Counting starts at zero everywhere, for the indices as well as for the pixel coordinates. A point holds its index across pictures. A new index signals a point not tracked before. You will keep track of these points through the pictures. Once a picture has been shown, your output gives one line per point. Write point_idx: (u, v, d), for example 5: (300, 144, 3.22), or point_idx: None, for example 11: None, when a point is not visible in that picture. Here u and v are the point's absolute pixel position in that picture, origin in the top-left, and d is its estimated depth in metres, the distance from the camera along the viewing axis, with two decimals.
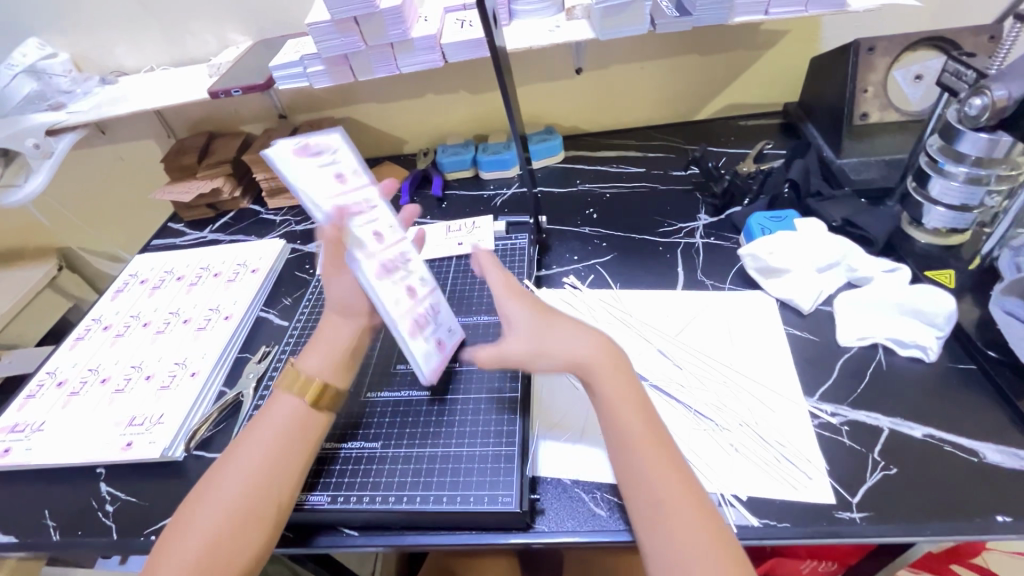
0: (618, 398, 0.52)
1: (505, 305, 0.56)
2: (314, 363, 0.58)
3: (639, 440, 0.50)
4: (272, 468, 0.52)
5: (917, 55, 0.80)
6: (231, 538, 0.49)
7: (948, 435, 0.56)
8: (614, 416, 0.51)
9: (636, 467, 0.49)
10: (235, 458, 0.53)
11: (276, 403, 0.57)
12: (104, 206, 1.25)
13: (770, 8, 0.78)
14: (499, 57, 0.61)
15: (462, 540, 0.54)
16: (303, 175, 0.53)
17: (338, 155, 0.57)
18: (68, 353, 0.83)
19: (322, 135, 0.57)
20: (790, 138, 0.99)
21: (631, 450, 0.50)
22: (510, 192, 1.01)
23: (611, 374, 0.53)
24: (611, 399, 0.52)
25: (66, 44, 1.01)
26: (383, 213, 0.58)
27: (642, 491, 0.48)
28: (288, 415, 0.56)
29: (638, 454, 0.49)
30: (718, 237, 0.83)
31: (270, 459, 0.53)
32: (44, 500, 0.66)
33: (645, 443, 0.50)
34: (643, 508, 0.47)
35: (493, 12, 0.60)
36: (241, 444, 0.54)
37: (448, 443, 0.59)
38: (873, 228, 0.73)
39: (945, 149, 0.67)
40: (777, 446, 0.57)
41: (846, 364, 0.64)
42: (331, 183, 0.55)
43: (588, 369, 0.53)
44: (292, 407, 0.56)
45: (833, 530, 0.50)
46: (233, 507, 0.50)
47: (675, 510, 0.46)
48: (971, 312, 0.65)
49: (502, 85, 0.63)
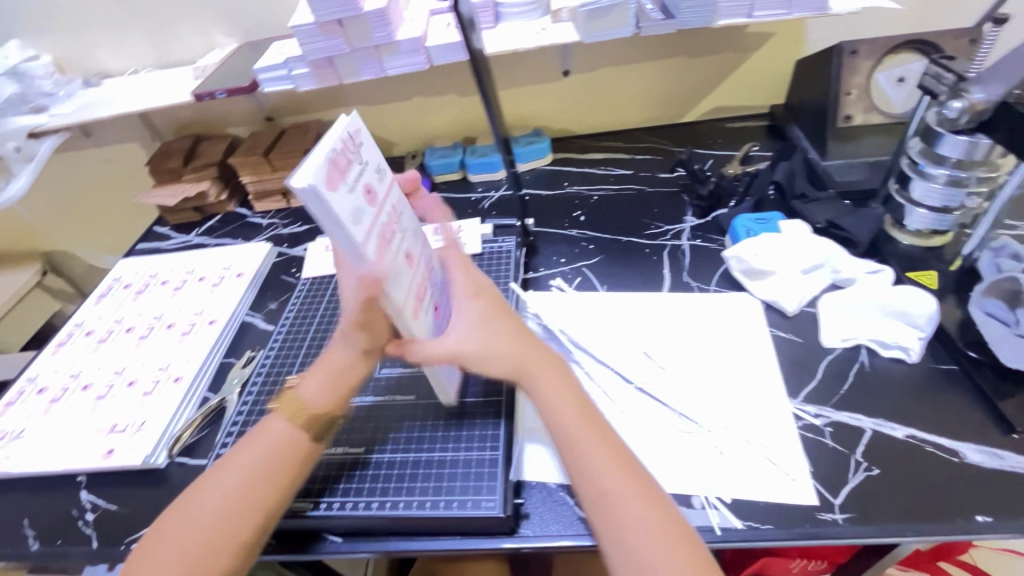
0: (557, 394, 0.53)
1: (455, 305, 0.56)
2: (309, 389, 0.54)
3: (580, 433, 0.51)
4: (250, 494, 0.51)
5: (900, 58, 0.81)
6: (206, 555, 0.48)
7: (929, 436, 0.56)
8: (551, 412, 0.53)
9: (581, 460, 0.50)
10: (213, 480, 0.52)
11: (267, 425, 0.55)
12: (89, 210, 1.24)
13: (753, 11, 0.79)
14: (478, 60, 0.61)
15: (447, 545, 0.54)
16: (349, 212, 0.42)
17: (357, 158, 0.46)
18: (49, 359, 0.82)
19: (339, 129, 0.45)
20: (777, 139, 1.00)
21: (574, 444, 0.51)
22: (498, 194, 1.01)
23: (546, 378, 0.54)
24: (551, 400, 0.53)
25: (48, 46, 1.00)
26: (407, 227, 0.53)
27: (585, 483, 0.49)
28: (276, 440, 0.53)
29: (582, 447, 0.51)
30: (705, 239, 0.83)
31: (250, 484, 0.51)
32: (22, 509, 0.65)
33: (588, 438, 0.51)
34: (591, 500, 0.48)
35: (469, 15, 0.60)
36: (221, 467, 0.53)
37: (432, 448, 0.59)
38: (857, 230, 0.74)
39: (926, 152, 0.68)
40: (760, 448, 0.57)
41: (830, 366, 0.64)
42: (364, 208, 0.45)
43: (527, 374, 0.54)
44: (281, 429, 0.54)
45: (815, 532, 0.51)
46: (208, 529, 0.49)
47: (620, 497, 0.48)
48: (952, 312, 0.65)
49: (482, 87, 0.63)
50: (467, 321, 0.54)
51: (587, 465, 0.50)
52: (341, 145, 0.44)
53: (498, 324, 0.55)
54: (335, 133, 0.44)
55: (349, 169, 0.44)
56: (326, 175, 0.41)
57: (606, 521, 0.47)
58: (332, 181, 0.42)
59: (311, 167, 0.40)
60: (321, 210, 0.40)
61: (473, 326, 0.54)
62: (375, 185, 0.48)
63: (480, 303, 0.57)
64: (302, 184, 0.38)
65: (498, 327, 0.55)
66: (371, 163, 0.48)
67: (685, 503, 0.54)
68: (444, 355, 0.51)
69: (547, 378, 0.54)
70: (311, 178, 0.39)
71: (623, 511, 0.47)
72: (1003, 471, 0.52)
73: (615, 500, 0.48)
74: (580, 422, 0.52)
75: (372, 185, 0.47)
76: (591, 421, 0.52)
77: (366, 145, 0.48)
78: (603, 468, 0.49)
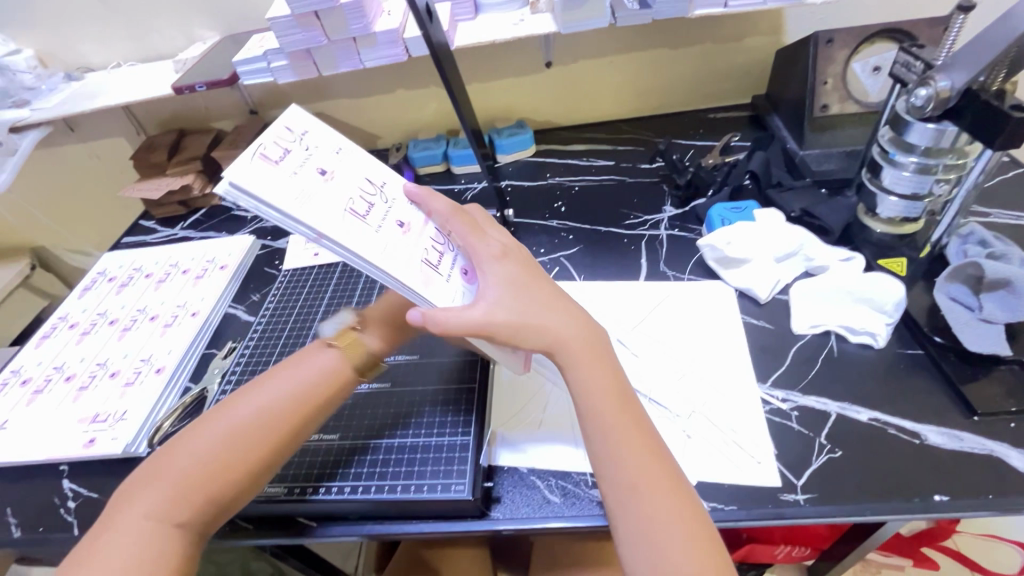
0: (595, 378, 0.52)
1: (489, 272, 0.54)
2: (371, 332, 0.57)
3: (609, 420, 0.50)
4: (278, 413, 0.51)
5: (875, 48, 0.82)
6: (222, 466, 0.48)
7: (892, 419, 0.57)
8: (586, 394, 0.51)
9: (608, 445, 0.49)
10: (253, 394, 0.52)
11: (314, 354, 0.55)
12: (73, 205, 1.24)
13: (729, 2, 0.79)
14: (439, 53, 0.62)
15: (419, 528, 0.55)
16: (289, 197, 0.45)
17: (301, 148, 0.49)
18: (33, 351, 0.83)
19: (276, 125, 0.49)
20: (757, 129, 1.00)
21: (604, 430, 0.50)
22: (480, 186, 1.02)
23: (585, 360, 0.52)
24: (590, 383, 0.52)
25: (29, 40, 1.00)
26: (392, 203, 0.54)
27: (616, 475, 0.48)
28: (321, 365, 0.54)
29: (613, 434, 0.49)
30: (682, 229, 0.84)
31: (281, 405, 0.51)
32: (5, 497, 0.66)
33: (621, 423, 0.50)
34: (617, 490, 0.47)
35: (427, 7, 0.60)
36: (266, 382, 0.53)
37: (405, 434, 0.60)
38: (829, 219, 0.75)
39: (896, 141, 0.69)
40: (729, 432, 0.58)
41: (799, 352, 0.65)
42: (314, 190, 0.47)
43: (565, 353, 0.52)
44: (332, 360, 0.54)
45: (778, 512, 0.52)
46: (222, 448, 0.48)
47: (648, 490, 0.47)
48: (921, 298, 0.66)
49: (446, 79, 0.63)
50: (494, 288, 0.52)
51: (617, 455, 0.48)
52: (275, 139, 0.48)
53: (528, 292, 0.53)
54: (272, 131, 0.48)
55: (286, 157, 0.47)
56: (253, 171, 0.44)
57: (626, 511, 0.46)
58: (264, 174, 0.45)
59: (236, 169, 0.43)
60: (254, 201, 0.43)
61: (504, 292, 0.52)
62: (329, 165, 0.50)
63: (505, 269, 0.55)
64: (222, 184, 0.42)
65: (527, 294, 0.53)
66: (326, 151, 0.52)
67: None
68: (472, 327, 0.48)
69: (587, 365, 0.52)
70: (238, 174, 0.43)
71: (649, 505, 0.46)
72: (962, 452, 0.54)
73: (645, 495, 0.46)
74: (617, 407, 0.51)
75: (328, 168, 0.50)
76: (626, 407, 0.51)
77: (312, 135, 0.51)
78: (633, 458, 0.48)
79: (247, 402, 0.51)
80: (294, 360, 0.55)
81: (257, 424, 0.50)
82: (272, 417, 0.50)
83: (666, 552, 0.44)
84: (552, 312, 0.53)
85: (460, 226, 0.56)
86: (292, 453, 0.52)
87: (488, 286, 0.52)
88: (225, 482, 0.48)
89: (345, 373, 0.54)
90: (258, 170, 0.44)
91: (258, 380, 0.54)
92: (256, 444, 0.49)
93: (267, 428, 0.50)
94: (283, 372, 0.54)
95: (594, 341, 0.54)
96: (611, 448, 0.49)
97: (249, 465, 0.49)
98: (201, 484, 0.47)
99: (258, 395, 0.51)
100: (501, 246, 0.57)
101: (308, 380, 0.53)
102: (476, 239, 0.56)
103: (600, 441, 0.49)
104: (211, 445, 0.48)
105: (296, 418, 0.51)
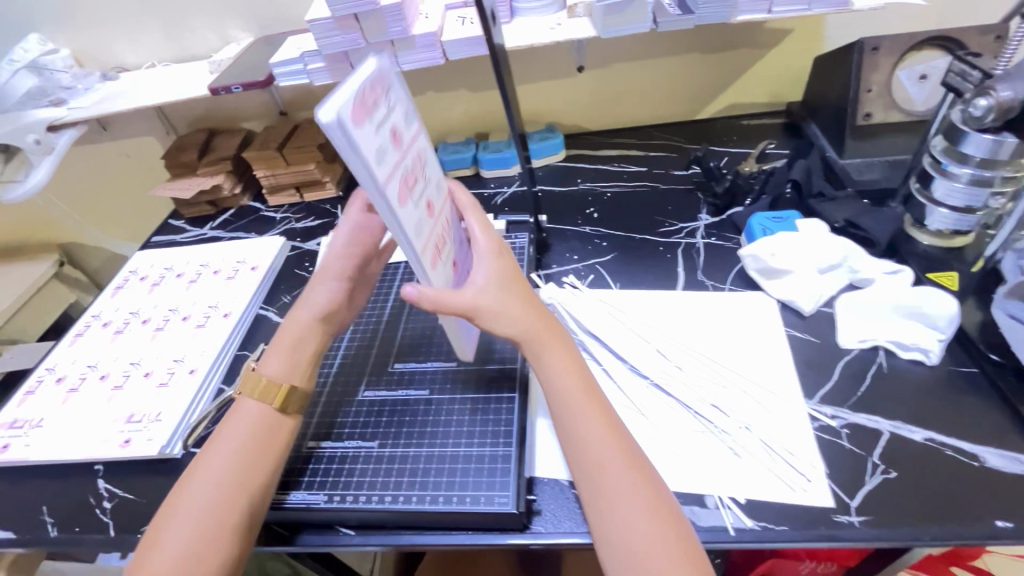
0: (566, 373, 0.53)
1: (480, 265, 0.56)
2: (271, 365, 0.58)
3: (575, 409, 0.51)
4: (237, 477, 0.52)
5: (922, 55, 0.79)
6: (203, 538, 0.48)
7: (948, 439, 0.55)
8: (553, 381, 0.52)
9: (575, 425, 0.50)
10: (200, 470, 0.52)
11: (241, 410, 0.57)
12: (101, 204, 1.26)
13: (773, 6, 0.77)
14: (498, 57, 0.61)
15: (458, 540, 0.54)
16: (370, 150, 0.42)
17: (386, 99, 0.46)
18: (67, 349, 0.83)
19: (371, 62, 0.45)
20: (794, 136, 0.98)
21: (569, 416, 0.51)
22: (510, 190, 1.01)
23: (551, 347, 0.54)
24: (557, 372, 0.53)
25: (66, 40, 1.01)
26: (429, 182, 0.53)
27: (583, 458, 0.49)
28: (249, 418, 0.55)
29: (576, 418, 0.50)
30: (719, 238, 0.82)
31: (239, 455, 0.53)
32: (41, 495, 0.66)
33: (584, 406, 0.51)
34: (586, 470, 0.48)
35: (492, 10, 0.60)
36: (205, 456, 0.53)
37: (444, 443, 0.59)
38: (875, 230, 0.73)
39: (949, 151, 0.67)
40: (782, 451, 0.56)
41: (847, 367, 0.63)
42: (387, 150, 0.45)
43: (534, 348, 0.54)
44: (257, 407, 0.56)
45: (831, 534, 0.50)
46: (197, 524, 0.49)
47: (614, 468, 0.48)
48: (973, 314, 0.65)
49: (501, 81, 0.63)
50: (489, 277, 0.55)
51: (582, 435, 0.50)
52: (370, 82, 0.44)
53: (518, 290, 0.55)
54: (371, 74, 0.44)
55: (377, 108, 0.44)
56: (352, 108, 0.40)
57: (596, 490, 0.47)
58: (359, 116, 0.41)
59: (336, 102, 0.39)
60: (346, 142, 0.40)
61: (497, 286, 0.54)
62: (400, 126, 0.48)
63: (503, 262, 0.56)
64: (327, 115, 0.38)
65: (517, 293, 0.55)
66: (400, 107, 0.49)
67: (699, 502, 0.53)
68: (463, 308, 0.51)
69: (554, 354, 0.53)
70: (338, 112, 0.39)
71: (615, 481, 0.47)
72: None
73: (612, 472, 0.47)
74: (585, 396, 0.52)
75: (399, 128, 0.48)
76: (594, 399, 0.52)
77: (394, 85, 0.48)
78: (598, 437, 0.49)
79: (200, 470, 0.52)
80: (228, 422, 0.56)
81: (221, 493, 0.50)
82: (236, 466, 0.52)
83: (629, 524, 0.45)
84: (534, 306, 0.55)
85: (476, 218, 0.59)
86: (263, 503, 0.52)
87: (483, 274, 0.55)
88: (212, 539, 0.48)
89: (273, 407, 0.56)
90: (356, 107, 0.41)
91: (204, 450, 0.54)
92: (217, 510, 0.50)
93: (234, 479, 0.51)
94: (220, 437, 0.55)
95: (558, 333, 0.55)
96: (578, 436, 0.50)
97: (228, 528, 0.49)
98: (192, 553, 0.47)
99: (207, 469, 0.52)
100: (499, 241, 0.59)
101: (252, 427, 0.55)
102: (481, 229, 0.59)
103: (567, 423, 0.51)
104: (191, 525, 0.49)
105: (243, 474, 0.52)
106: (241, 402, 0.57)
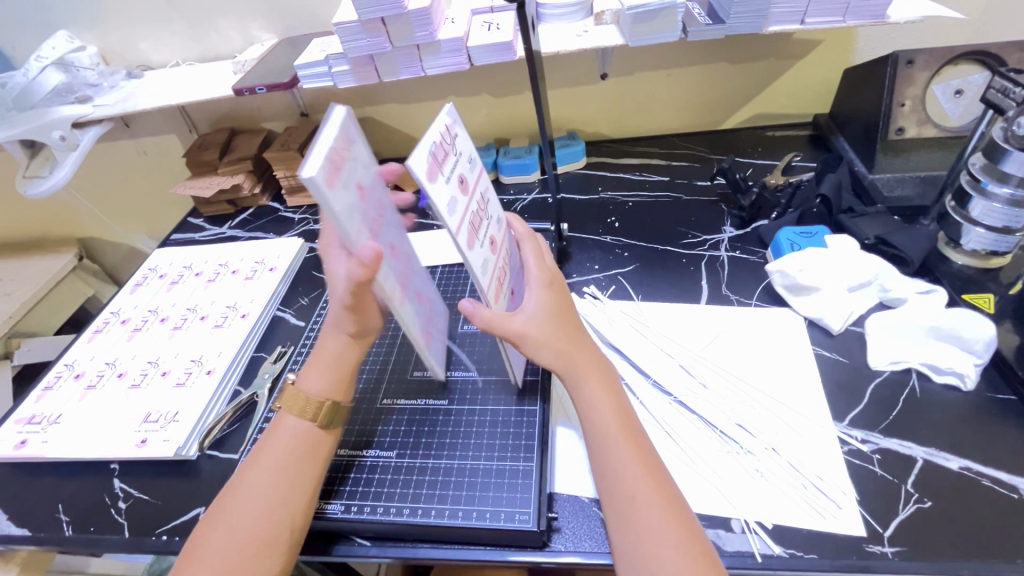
0: (603, 400, 0.52)
1: (530, 291, 0.55)
2: (314, 381, 0.56)
3: (609, 435, 0.50)
4: (283, 494, 0.51)
5: (959, 70, 0.77)
6: (245, 557, 0.47)
7: (986, 469, 0.53)
8: (594, 413, 0.52)
9: (608, 455, 0.50)
10: (245, 483, 0.51)
11: (280, 425, 0.56)
12: (123, 200, 1.27)
13: (806, 18, 0.76)
14: (534, 61, 0.59)
15: (476, 555, 0.53)
16: (344, 207, 0.44)
17: (352, 155, 0.47)
18: (86, 345, 0.83)
19: (336, 117, 0.46)
20: (821, 149, 0.97)
21: (605, 444, 0.50)
22: (530, 197, 1.00)
23: (584, 371, 0.53)
24: (593, 399, 0.52)
25: (93, 38, 1.02)
26: (391, 226, 0.56)
27: (614, 483, 0.48)
28: (293, 435, 0.54)
29: (611, 447, 0.50)
30: (744, 251, 0.81)
31: (284, 471, 0.52)
32: (58, 494, 0.66)
33: (618, 436, 0.50)
34: (616, 500, 0.47)
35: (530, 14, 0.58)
36: (248, 471, 0.52)
37: (465, 455, 0.58)
38: (909, 249, 0.71)
39: (989, 169, 0.66)
40: (814, 478, 0.54)
41: (878, 390, 0.61)
42: (357, 205, 0.47)
43: (572, 373, 0.53)
44: (298, 422, 0.55)
45: (864, 565, 0.48)
46: (239, 540, 0.48)
47: (647, 501, 0.47)
48: (1010, 338, 0.62)
49: (535, 86, 0.61)
50: (537, 308, 0.54)
51: (614, 464, 0.49)
52: (338, 142, 0.44)
53: (562, 319, 0.55)
54: (339, 129, 0.45)
55: (344, 167, 0.45)
56: (330, 170, 0.42)
57: (625, 521, 0.46)
58: (335, 178, 0.43)
59: (315, 161, 0.41)
60: (326, 202, 0.41)
61: (543, 313, 0.54)
62: (365, 177, 0.50)
63: (552, 294, 0.56)
64: (309, 176, 0.39)
65: (563, 320, 0.55)
66: (362, 157, 0.50)
67: (724, 526, 0.52)
68: (510, 334, 0.51)
69: (589, 380, 0.53)
70: (319, 174, 0.40)
71: (646, 512, 0.46)
72: None
73: (643, 503, 0.46)
74: (618, 423, 0.51)
75: (366, 180, 0.50)
76: (626, 427, 0.51)
77: (356, 137, 0.49)
78: (629, 467, 0.48)
79: (245, 485, 0.51)
80: (271, 433, 0.55)
81: (262, 510, 0.50)
82: (283, 482, 0.51)
83: (659, 560, 0.44)
84: (574, 336, 0.55)
85: (529, 249, 0.59)
86: (305, 523, 0.51)
87: (531, 304, 0.54)
88: (264, 553, 0.48)
89: (316, 423, 0.55)
90: (333, 168, 0.43)
91: (246, 462, 0.54)
92: (260, 525, 0.49)
93: (280, 492, 0.51)
94: (264, 454, 0.53)
95: (594, 358, 0.55)
96: (610, 461, 0.49)
97: (266, 546, 0.48)
98: (240, 569, 0.47)
99: (248, 487, 0.51)
100: (551, 273, 0.59)
101: (296, 442, 0.54)
102: (534, 259, 0.59)
103: (603, 452, 0.50)
104: (238, 544, 0.48)
105: (287, 491, 0.51)
106: (283, 417, 0.56)
